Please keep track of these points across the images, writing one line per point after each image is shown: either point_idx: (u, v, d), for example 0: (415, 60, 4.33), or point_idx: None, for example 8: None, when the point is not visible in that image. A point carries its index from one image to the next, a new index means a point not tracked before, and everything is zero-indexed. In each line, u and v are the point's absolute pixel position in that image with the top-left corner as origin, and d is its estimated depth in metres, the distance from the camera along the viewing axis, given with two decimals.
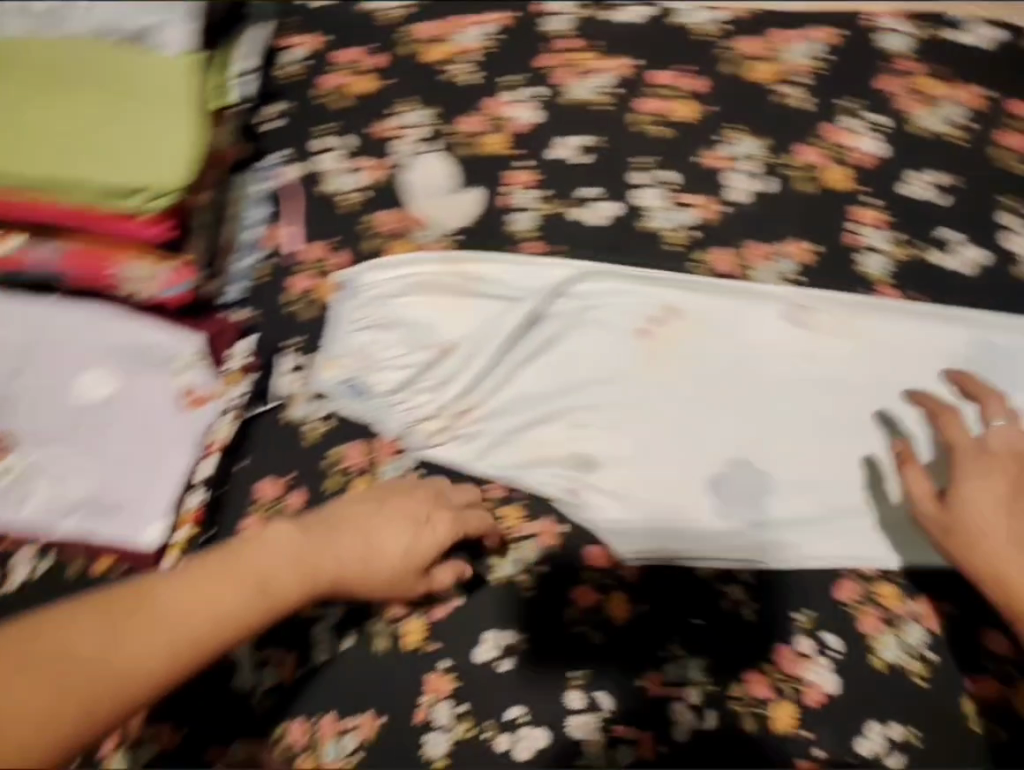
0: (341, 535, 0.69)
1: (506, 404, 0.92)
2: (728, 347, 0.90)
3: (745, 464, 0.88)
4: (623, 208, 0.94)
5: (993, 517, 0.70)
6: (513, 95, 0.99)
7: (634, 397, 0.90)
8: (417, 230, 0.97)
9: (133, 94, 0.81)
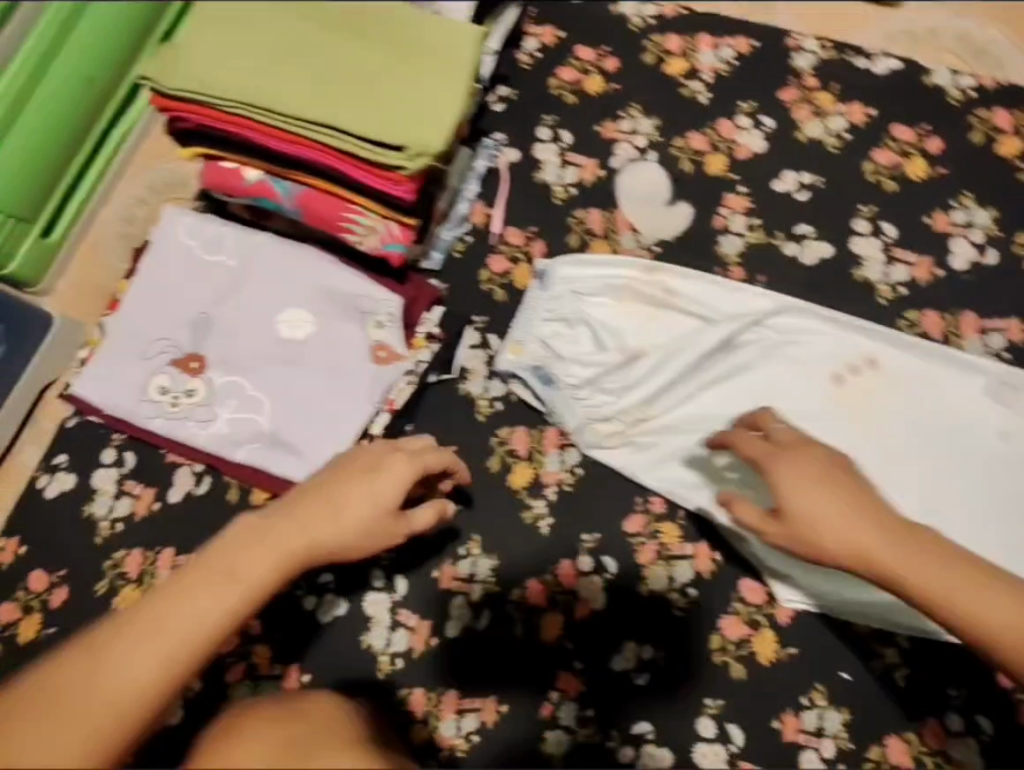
0: (300, 531, 0.65)
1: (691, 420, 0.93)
2: (923, 404, 0.89)
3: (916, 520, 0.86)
4: (833, 250, 0.95)
5: (803, 499, 0.69)
6: (745, 121, 1.00)
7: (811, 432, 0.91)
8: (624, 236, 1.00)
9: (420, 56, 0.85)
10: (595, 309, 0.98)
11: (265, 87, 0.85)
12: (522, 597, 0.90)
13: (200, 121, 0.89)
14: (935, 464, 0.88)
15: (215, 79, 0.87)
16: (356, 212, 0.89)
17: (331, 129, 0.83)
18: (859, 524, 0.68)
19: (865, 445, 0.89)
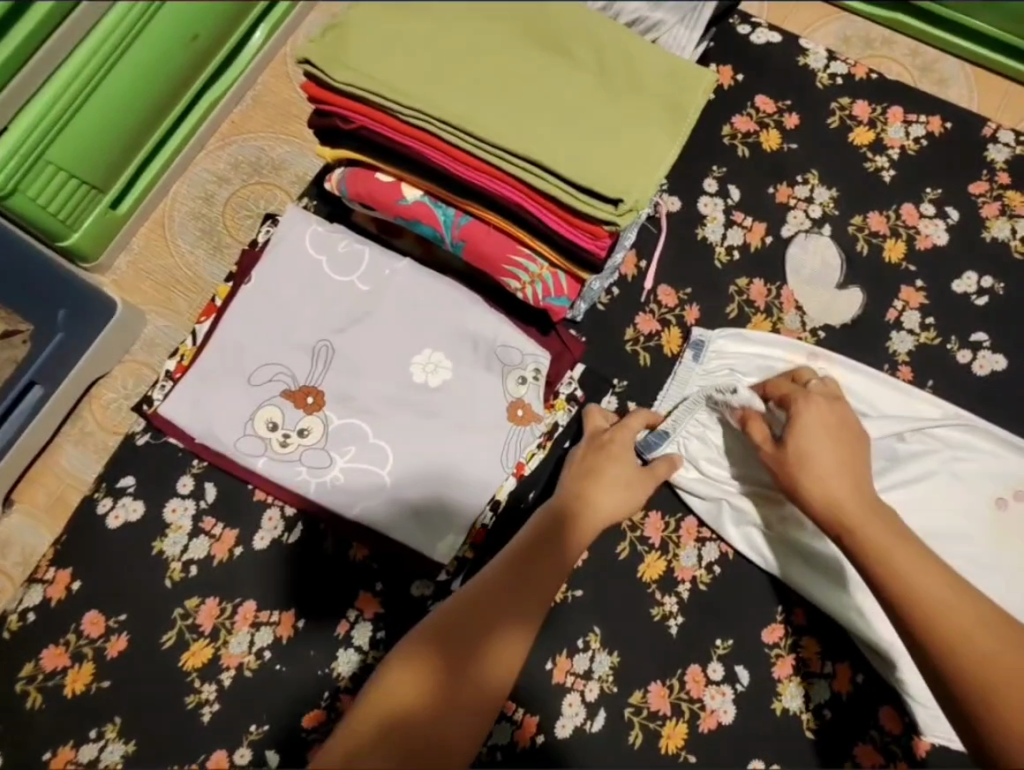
0: (565, 528, 0.76)
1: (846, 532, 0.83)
2: None
3: None
4: (1007, 364, 0.89)
5: (801, 448, 0.74)
6: (929, 208, 0.94)
7: (971, 557, 0.83)
8: (786, 312, 0.92)
9: (636, 94, 0.77)
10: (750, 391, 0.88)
11: (458, 103, 0.75)
12: (643, 700, 0.82)
13: (371, 125, 0.78)
14: None
15: (399, 83, 0.76)
16: (525, 256, 0.80)
17: (536, 166, 0.74)
18: (845, 484, 0.73)
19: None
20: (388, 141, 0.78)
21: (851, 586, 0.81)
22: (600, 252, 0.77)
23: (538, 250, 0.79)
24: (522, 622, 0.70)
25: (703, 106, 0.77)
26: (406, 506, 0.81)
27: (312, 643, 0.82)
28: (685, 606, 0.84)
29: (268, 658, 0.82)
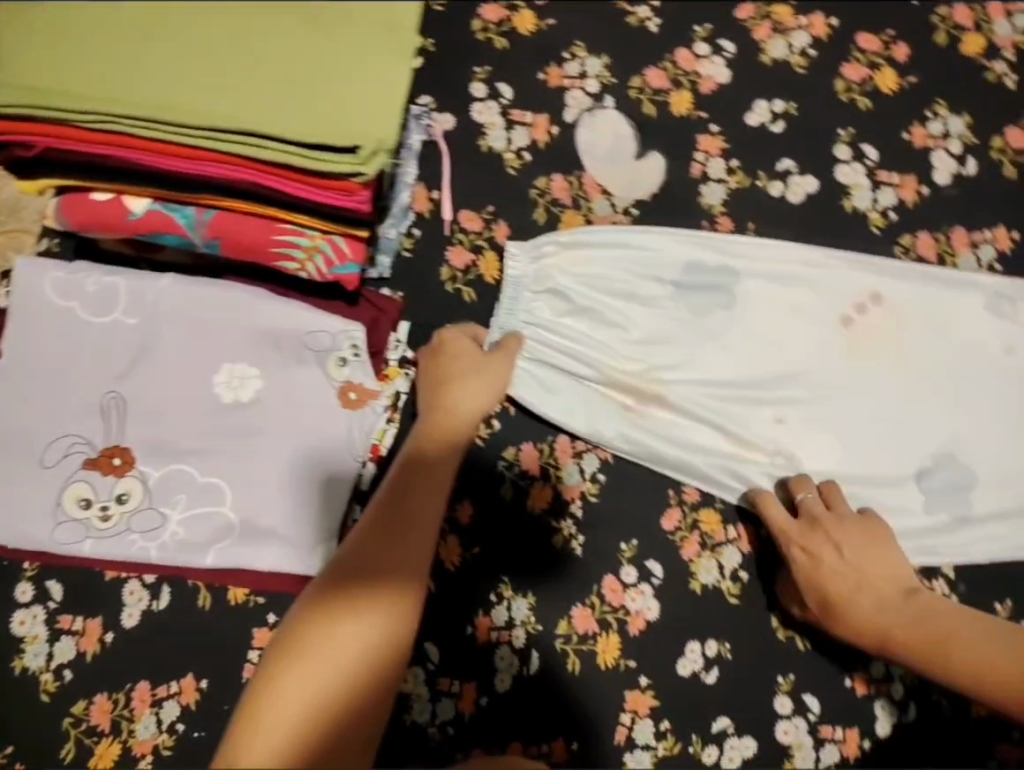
0: (435, 440, 0.73)
1: (710, 399, 0.84)
2: (932, 332, 0.85)
3: (947, 460, 0.84)
4: (818, 184, 0.88)
5: (843, 587, 0.76)
6: (704, 47, 0.90)
7: (830, 384, 0.84)
8: (595, 200, 0.88)
9: (341, 16, 0.67)
10: (581, 301, 0.84)
11: (150, 91, 0.65)
12: (570, 627, 0.82)
13: (60, 146, 0.68)
14: (955, 386, 0.84)
15: (70, 86, 0.66)
16: (291, 233, 0.72)
17: (258, 137, 0.66)
18: (873, 604, 0.76)
19: (891, 391, 0.84)
20: (91, 157, 0.68)
21: (711, 453, 0.83)
22: (364, 206, 0.69)
23: (301, 222, 0.72)
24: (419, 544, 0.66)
25: (419, 9, 0.68)
26: (264, 531, 0.76)
27: (223, 698, 0.78)
28: (583, 522, 0.84)
29: (182, 731, 0.77)
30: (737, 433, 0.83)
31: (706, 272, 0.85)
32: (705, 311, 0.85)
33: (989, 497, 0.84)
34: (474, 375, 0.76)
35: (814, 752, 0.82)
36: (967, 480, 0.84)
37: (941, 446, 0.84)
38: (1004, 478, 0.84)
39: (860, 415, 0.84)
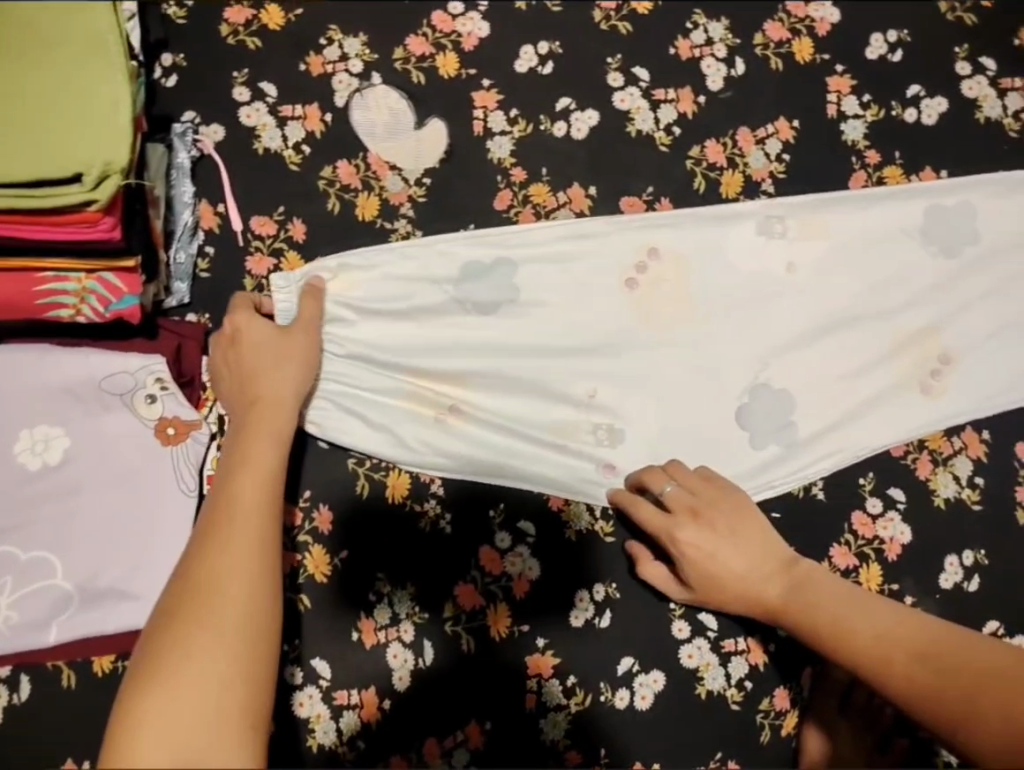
0: (252, 429, 0.70)
1: (513, 396, 0.84)
2: (713, 264, 0.88)
3: (761, 393, 0.87)
4: (598, 116, 0.91)
5: (706, 573, 0.76)
6: (457, 6, 0.92)
7: (637, 329, 0.87)
8: (388, 176, 0.88)
9: (44, 57, 0.68)
10: (357, 332, 0.82)
11: None
12: (456, 609, 0.80)
13: None
14: (755, 302, 0.88)
15: None
16: (53, 281, 0.69)
17: None
18: (756, 584, 0.75)
19: (703, 300, 0.88)
20: None
21: (541, 454, 0.83)
22: (112, 235, 0.68)
23: (57, 267, 0.69)
24: (252, 536, 0.62)
25: (121, 32, 0.69)
26: (105, 589, 0.73)
27: None
28: (446, 503, 0.82)
29: None
30: (559, 421, 0.84)
31: (482, 273, 0.86)
32: (490, 308, 0.85)
33: (805, 421, 0.86)
34: (273, 363, 0.74)
35: (723, 668, 0.82)
36: (790, 407, 0.86)
37: (748, 380, 0.87)
38: (828, 370, 0.87)
39: (682, 331, 0.87)
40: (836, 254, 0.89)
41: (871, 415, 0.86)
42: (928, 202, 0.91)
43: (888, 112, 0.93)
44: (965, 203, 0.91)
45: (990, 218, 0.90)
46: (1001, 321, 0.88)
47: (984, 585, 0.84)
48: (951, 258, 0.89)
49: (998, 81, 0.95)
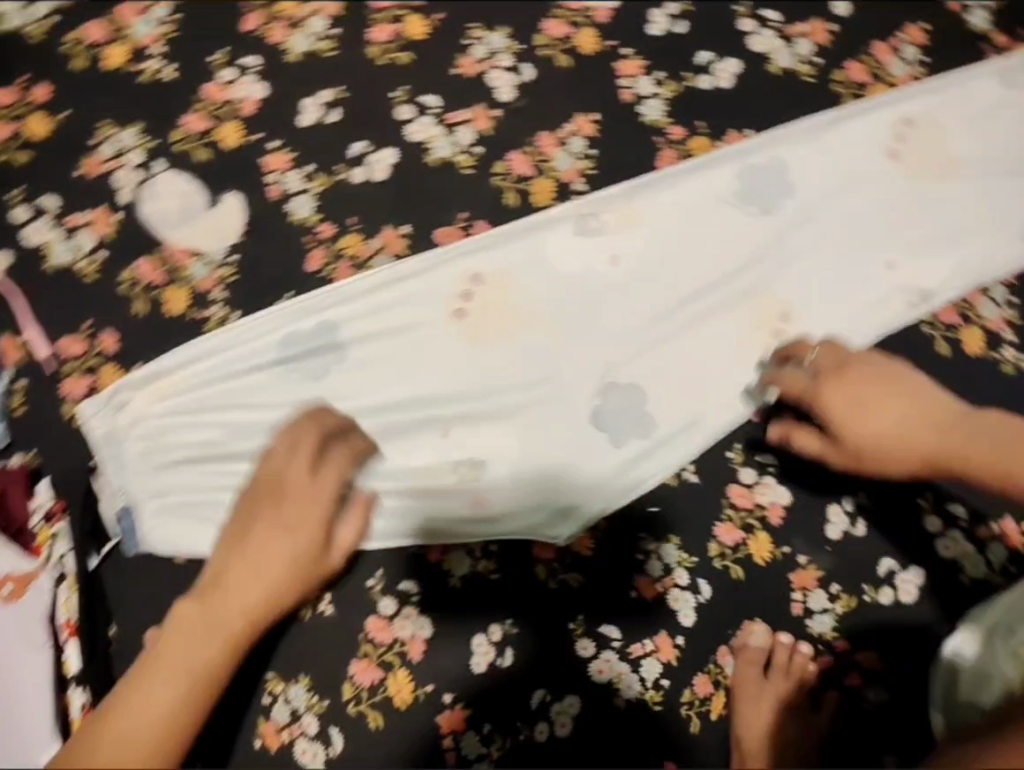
0: (212, 612, 0.61)
1: (368, 456, 0.83)
2: (537, 276, 0.88)
3: (609, 392, 0.87)
4: (397, 153, 0.89)
5: (866, 441, 0.75)
6: (227, 73, 0.89)
7: (477, 359, 0.86)
8: (194, 261, 0.85)
9: None
10: (177, 433, 0.80)
11: None
12: (354, 686, 0.79)
13: None
14: (586, 305, 0.88)
15: None
16: None
17: None
18: (928, 433, 0.72)
19: (535, 316, 0.88)
20: None
21: (405, 504, 0.82)
22: None
23: None
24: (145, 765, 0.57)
25: None
26: None
27: None
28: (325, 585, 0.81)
29: None
30: (416, 466, 0.83)
31: (306, 338, 0.85)
32: (322, 371, 0.85)
33: (661, 410, 0.87)
34: (302, 536, 0.63)
35: (637, 674, 0.82)
36: (637, 400, 0.87)
37: (597, 383, 0.87)
38: (671, 355, 0.88)
39: (521, 349, 0.87)
40: (654, 237, 0.89)
41: (721, 390, 0.87)
42: (737, 164, 0.90)
43: (684, 85, 0.92)
44: (776, 158, 0.90)
45: (801, 167, 0.90)
46: (833, 267, 0.89)
47: (869, 527, 0.85)
48: (770, 214, 0.90)
49: (785, 29, 0.94)
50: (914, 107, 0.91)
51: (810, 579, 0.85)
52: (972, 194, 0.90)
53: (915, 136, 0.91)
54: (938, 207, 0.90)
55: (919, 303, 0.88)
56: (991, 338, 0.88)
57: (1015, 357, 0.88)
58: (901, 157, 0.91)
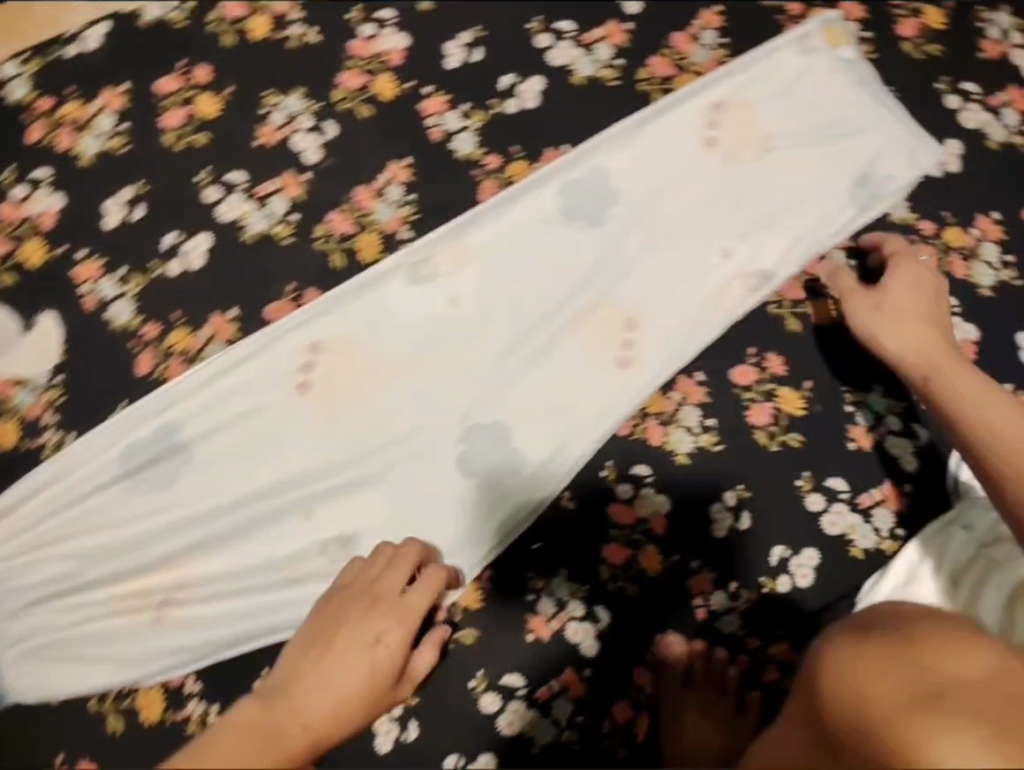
0: (286, 712, 0.60)
1: (228, 555, 0.82)
2: (378, 334, 0.86)
3: (472, 436, 0.85)
4: (211, 238, 0.87)
5: (885, 321, 0.80)
6: (21, 190, 0.88)
7: (329, 432, 0.84)
8: (19, 390, 0.84)
9: None
10: (23, 572, 0.80)
11: None
12: None
13: None
14: (432, 355, 0.86)
15: None
16: None
17: None
18: (932, 340, 0.77)
19: (381, 376, 0.86)
20: None
21: (276, 596, 0.81)
22: None
23: None
24: None
25: None
26: None
27: None
28: (209, 700, 0.80)
29: None
30: (282, 555, 0.82)
31: (148, 445, 0.84)
32: (168, 478, 0.83)
33: (525, 444, 0.85)
34: (376, 665, 0.65)
35: (548, 717, 0.82)
36: (500, 438, 0.85)
37: (459, 428, 0.85)
38: (528, 387, 0.86)
39: (374, 412, 0.85)
40: (490, 271, 0.88)
41: (582, 413, 0.86)
42: (559, 182, 0.89)
43: (491, 111, 0.91)
44: (595, 168, 0.89)
45: (622, 173, 0.89)
46: (669, 264, 0.88)
47: (754, 518, 0.84)
48: (599, 226, 0.89)
49: (582, 38, 0.92)
50: (721, 92, 0.91)
51: (705, 583, 0.85)
52: (792, 165, 0.90)
53: (728, 120, 0.90)
54: (761, 185, 0.89)
55: (759, 284, 0.87)
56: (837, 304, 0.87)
57: None
58: (718, 144, 0.90)
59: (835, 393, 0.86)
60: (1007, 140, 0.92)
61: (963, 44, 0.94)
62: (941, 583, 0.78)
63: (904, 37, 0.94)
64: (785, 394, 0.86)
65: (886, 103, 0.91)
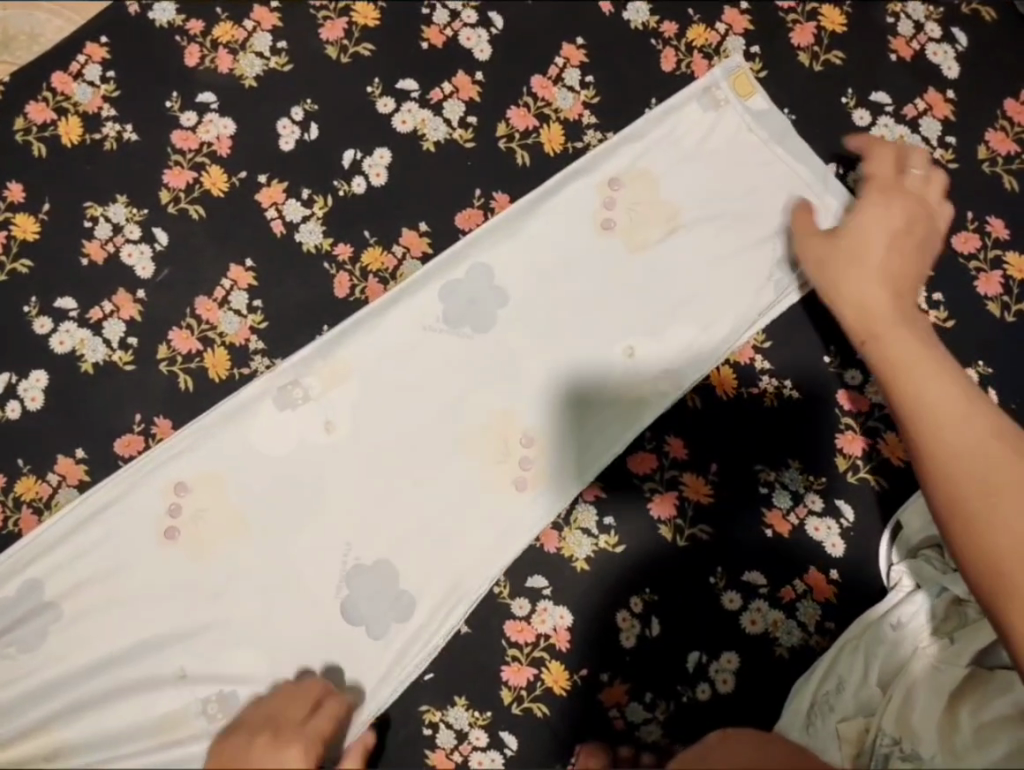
0: None
1: (109, 717, 0.74)
2: (249, 468, 0.77)
3: (360, 581, 0.76)
4: (47, 374, 0.78)
5: (843, 260, 0.71)
6: None
7: (203, 580, 0.76)
8: None
9: None
10: None
11: None
12: None
13: None
14: (313, 491, 0.77)
15: None
16: None
17: None
18: (878, 295, 0.68)
19: (248, 512, 0.77)
20: None
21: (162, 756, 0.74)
22: None
23: None
24: None
25: None
26: None
27: None
28: None
29: None
30: (164, 712, 0.75)
31: (10, 606, 0.74)
32: (35, 641, 0.74)
33: (419, 587, 0.76)
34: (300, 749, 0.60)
35: None
36: (389, 581, 0.76)
37: (340, 571, 0.76)
38: (422, 518, 0.77)
39: (248, 552, 0.76)
40: (373, 392, 0.78)
41: (482, 542, 0.77)
42: (439, 283, 0.80)
43: (336, 195, 0.81)
44: (477, 267, 0.80)
45: (511, 272, 0.80)
46: (567, 370, 0.78)
47: (664, 623, 0.76)
48: (487, 331, 0.79)
49: (428, 98, 0.83)
50: (618, 165, 0.81)
51: (620, 697, 0.75)
52: (700, 245, 0.79)
53: (625, 199, 0.80)
54: (667, 272, 0.79)
55: (667, 385, 0.78)
56: (742, 372, 0.79)
57: (775, 384, 0.79)
58: (615, 226, 0.80)
59: (748, 477, 0.77)
60: (928, 156, 0.81)
61: (867, 50, 0.83)
62: (867, 690, 0.70)
63: (800, 46, 0.84)
64: (690, 481, 0.77)
65: (803, 162, 0.80)
